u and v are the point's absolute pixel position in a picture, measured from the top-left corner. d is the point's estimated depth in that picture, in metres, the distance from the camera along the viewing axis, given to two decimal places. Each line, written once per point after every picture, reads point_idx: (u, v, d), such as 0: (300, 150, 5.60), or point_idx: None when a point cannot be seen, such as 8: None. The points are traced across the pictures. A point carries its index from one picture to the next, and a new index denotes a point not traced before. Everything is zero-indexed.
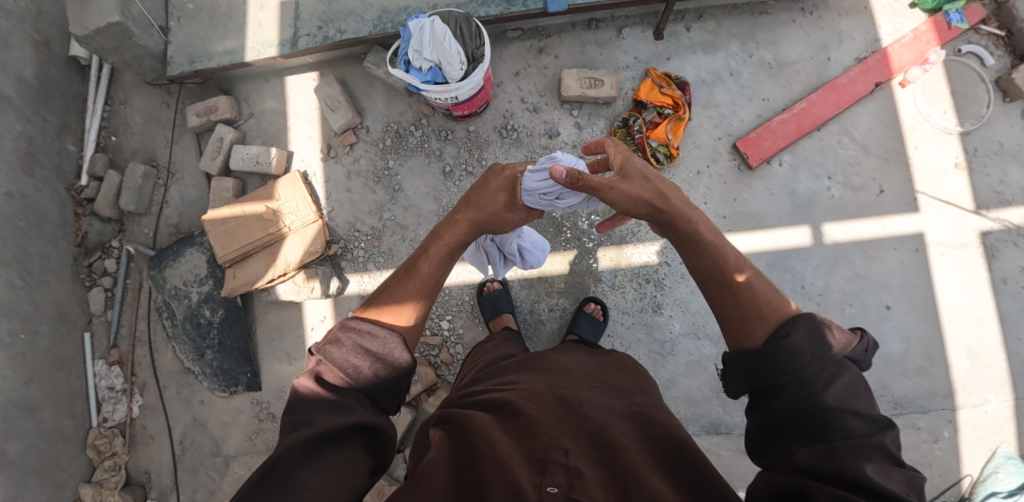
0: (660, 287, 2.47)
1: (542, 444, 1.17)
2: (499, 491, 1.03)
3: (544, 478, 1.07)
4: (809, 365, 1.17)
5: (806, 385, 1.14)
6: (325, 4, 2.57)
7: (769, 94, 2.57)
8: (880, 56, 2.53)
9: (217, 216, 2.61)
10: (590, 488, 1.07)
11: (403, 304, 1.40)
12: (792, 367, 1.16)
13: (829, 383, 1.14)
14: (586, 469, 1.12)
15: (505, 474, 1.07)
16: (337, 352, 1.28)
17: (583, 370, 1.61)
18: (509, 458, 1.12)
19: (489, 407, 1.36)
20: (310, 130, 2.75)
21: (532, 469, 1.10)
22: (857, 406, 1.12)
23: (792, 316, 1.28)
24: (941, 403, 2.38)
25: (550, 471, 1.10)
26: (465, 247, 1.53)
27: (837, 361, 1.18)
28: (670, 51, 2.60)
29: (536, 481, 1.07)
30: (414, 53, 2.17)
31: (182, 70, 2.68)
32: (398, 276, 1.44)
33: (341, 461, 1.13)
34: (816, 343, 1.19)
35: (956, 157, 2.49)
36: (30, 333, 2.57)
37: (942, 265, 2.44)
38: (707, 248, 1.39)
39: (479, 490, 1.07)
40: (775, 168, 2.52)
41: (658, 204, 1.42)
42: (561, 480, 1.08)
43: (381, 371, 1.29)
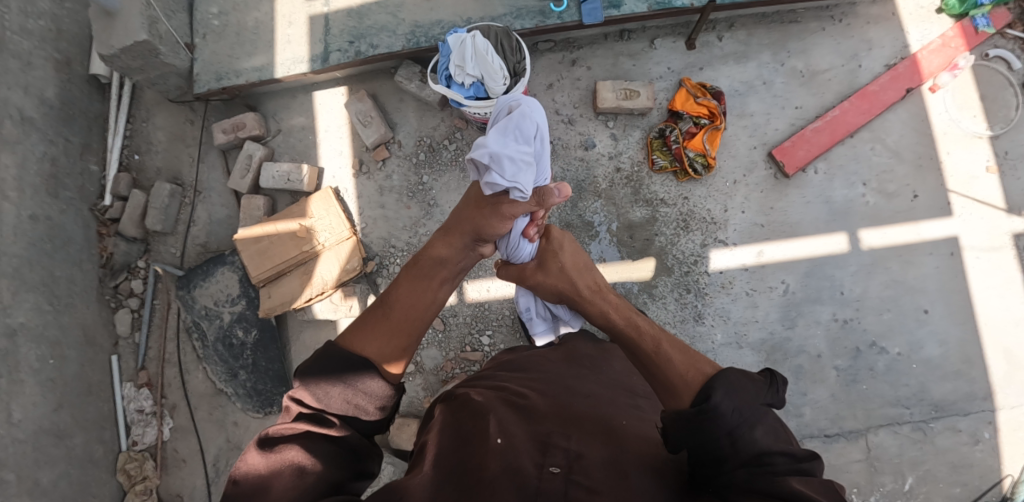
0: (700, 297, 2.48)
1: (547, 428, 1.20)
2: (500, 470, 1.07)
3: (547, 458, 1.11)
4: (730, 420, 1.09)
5: (732, 439, 1.07)
6: (356, 20, 2.55)
7: (802, 102, 2.59)
8: (910, 63, 2.56)
9: (249, 235, 2.59)
10: (587, 468, 1.10)
11: (379, 345, 1.21)
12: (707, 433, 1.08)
13: (750, 430, 1.08)
14: (590, 449, 1.15)
15: (508, 456, 1.10)
16: (314, 373, 1.13)
17: (587, 365, 1.65)
18: (514, 439, 1.15)
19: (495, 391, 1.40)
20: (341, 145, 2.72)
21: (534, 448, 1.14)
22: (779, 445, 1.07)
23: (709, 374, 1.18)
24: (981, 405, 2.40)
25: (553, 453, 1.13)
26: (445, 266, 1.39)
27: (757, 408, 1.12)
28: (702, 61, 2.62)
29: (538, 462, 1.10)
30: (456, 69, 2.16)
31: (209, 87, 2.65)
32: (374, 311, 1.28)
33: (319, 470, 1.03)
34: (736, 394, 1.11)
35: (987, 160, 2.52)
36: (59, 359, 2.51)
37: (977, 268, 2.47)
38: (610, 311, 1.45)
39: (477, 466, 1.10)
40: (810, 175, 2.54)
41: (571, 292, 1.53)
42: (561, 461, 1.11)
43: (357, 397, 1.13)
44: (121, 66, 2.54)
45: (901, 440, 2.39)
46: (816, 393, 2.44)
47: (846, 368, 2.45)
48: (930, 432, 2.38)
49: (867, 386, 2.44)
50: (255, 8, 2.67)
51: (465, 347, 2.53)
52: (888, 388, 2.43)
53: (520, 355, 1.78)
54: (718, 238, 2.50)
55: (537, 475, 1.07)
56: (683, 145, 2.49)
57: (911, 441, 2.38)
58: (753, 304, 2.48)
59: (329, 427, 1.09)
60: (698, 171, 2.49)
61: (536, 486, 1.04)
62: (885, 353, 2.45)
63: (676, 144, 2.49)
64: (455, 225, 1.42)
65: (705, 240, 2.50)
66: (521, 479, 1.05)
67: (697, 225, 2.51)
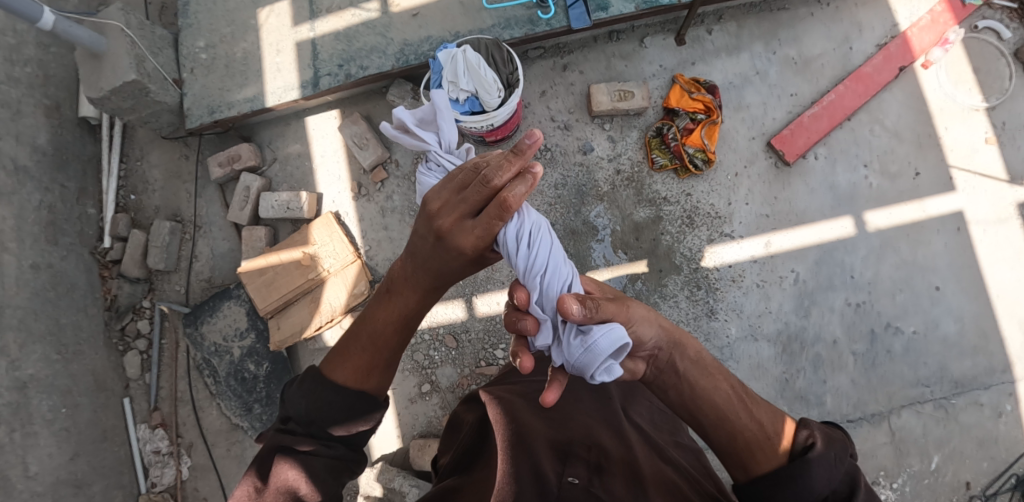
0: (712, 293, 2.46)
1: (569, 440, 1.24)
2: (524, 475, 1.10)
3: (569, 470, 1.13)
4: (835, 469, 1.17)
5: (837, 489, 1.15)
6: (344, 42, 2.54)
7: (797, 89, 2.60)
8: (900, 42, 2.56)
9: (253, 268, 2.58)
10: (610, 482, 1.12)
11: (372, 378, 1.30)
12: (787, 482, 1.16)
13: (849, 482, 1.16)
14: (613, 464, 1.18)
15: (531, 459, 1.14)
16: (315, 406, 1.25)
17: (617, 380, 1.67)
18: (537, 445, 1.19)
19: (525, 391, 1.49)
20: (338, 170, 2.71)
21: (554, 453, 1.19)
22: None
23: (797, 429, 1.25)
24: (1001, 378, 2.40)
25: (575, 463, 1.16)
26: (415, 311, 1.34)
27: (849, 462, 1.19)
28: (694, 56, 2.63)
29: (559, 471, 1.13)
30: (449, 85, 2.14)
31: (201, 121, 2.64)
32: (362, 340, 1.30)
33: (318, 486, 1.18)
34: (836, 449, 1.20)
35: (985, 132, 2.52)
36: (71, 407, 2.50)
37: (985, 242, 2.47)
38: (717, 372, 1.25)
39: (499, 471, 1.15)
40: (811, 162, 2.55)
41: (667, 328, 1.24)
42: (583, 471, 1.14)
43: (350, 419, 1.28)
44: (111, 107, 2.54)
45: (924, 420, 2.39)
46: (836, 380, 2.43)
47: (863, 352, 2.44)
48: (952, 409, 2.39)
49: (886, 368, 2.44)
50: (243, 39, 2.66)
51: (480, 362, 2.54)
52: (907, 369, 2.43)
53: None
54: (723, 232, 2.49)
55: (558, 485, 1.09)
56: (682, 142, 2.47)
57: (934, 419, 2.38)
58: (766, 296, 2.46)
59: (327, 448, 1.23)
60: (698, 166, 2.49)
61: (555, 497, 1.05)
62: (901, 334, 2.45)
63: (674, 141, 2.48)
64: (415, 249, 1.22)
65: (711, 235, 2.49)
66: (542, 484, 1.08)
67: (702, 221, 2.50)
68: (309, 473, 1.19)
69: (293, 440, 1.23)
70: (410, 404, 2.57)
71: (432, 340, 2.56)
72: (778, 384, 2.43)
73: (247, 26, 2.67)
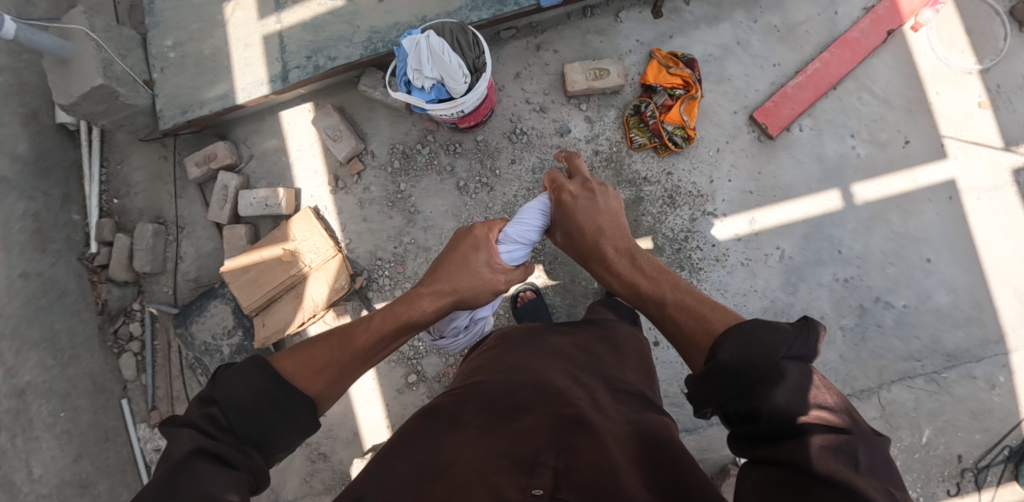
0: (696, 273, 2.41)
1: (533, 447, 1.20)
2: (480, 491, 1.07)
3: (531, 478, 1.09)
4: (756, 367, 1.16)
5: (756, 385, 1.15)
6: (312, 34, 2.49)
7: (781, 59, 2.51)
8: (888, 4, 2.46)
9: (236, 266, 2.56)
10: (573, 485, 1.09)
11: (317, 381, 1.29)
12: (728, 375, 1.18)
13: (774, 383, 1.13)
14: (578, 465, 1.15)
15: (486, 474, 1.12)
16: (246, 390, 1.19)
17: (584, 360, 1.65)
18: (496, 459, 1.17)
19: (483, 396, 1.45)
20: (316, 164, 2.69)
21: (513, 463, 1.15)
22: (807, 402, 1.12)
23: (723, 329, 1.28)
24: (994, 349, 2.36)
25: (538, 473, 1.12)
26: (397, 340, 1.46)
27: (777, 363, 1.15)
28: (672, 29, 2.53)
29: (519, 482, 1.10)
30: (414, 73, 2.07)
31: (175, 122, 2.61)
32: (337, 342, 1.36)
33: (217, 482, 1.05)
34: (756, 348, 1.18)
35: (979, 96, 2.44)
36: (71, 410, 2.56)
37: (978, 210, 2.41)
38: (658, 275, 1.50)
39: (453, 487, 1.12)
40: (796, 134, 2.46)
41: (601, 226, 1.62)
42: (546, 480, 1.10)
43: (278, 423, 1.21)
44: (83, 114, 2.53)
45: (915, 393, 2.36)
46: (825, 356, 2.39)
47: (853, 327, 2.39)
48: (944, 382, 2.35)
49: (877, 343, 2.39)
50: (211, 35, 2.62)
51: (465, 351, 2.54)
52: (899, 343, 2.38)
53: (533, 333, 1.80)
54: (707, 211, 2.43)
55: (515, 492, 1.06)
56: (661, 120, 2.41)
57: (927, 393, 2.35)
58: (752, 274, 2.41)
59: (242, 454, 1.15)
60: (678, 144, 2.41)
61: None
62: (892, 307, 2.39)
63: (653, 119, 2.41)
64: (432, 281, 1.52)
65: (694, 213, 2.43)
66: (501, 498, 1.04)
67: (685, 200, 2.44)
68: (227, 479, 1.07)
69: (213, 442, 1.11)
70: (399, 394, 2.60)
71: None
72: None
73: (215, 21, 2.62)
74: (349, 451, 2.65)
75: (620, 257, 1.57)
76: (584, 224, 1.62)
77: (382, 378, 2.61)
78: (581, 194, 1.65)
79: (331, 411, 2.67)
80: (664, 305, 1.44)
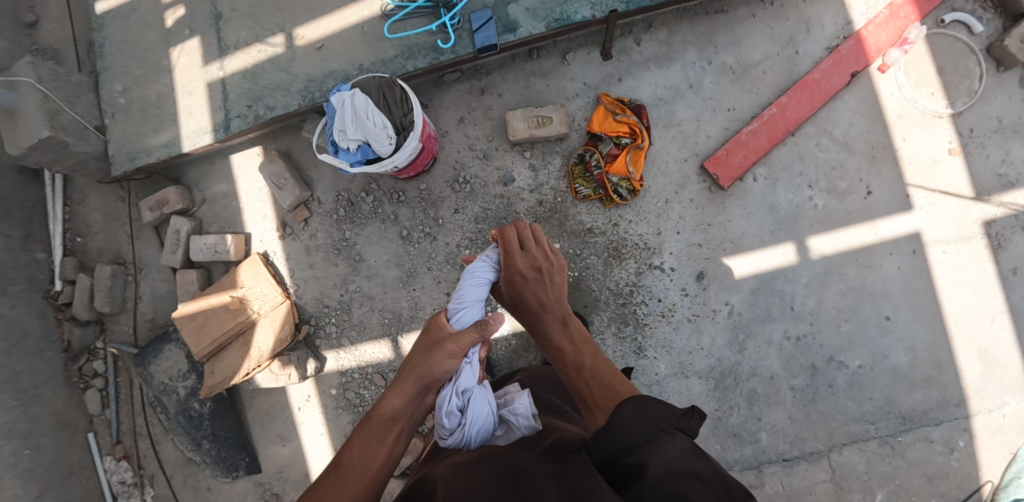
0: (640, 328, 2.34)
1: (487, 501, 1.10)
2: None
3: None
4: (630, 435, 1.09)
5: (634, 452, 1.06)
6: (250, 82, 2.47)
7: (734, 102, 2.36)
8: (854, 42, 2.29)
9: (184, 313, 2.56)
10: None
11: None
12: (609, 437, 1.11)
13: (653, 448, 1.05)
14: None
15: None
16: None
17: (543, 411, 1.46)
18: None
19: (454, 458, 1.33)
20: (264, 208, 2.68)
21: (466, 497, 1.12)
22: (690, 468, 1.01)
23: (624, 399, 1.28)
24: (954, 412, 2.23)
25: None
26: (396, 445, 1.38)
27: (658, 432, 1.08)
28: (621, 70, 2.41)
29: None
30: (339, 134, 2.04)
31: (124, 169, 2.63)
32: (331, 480, 1.29)
33: None
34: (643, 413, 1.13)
35: (949, 142, 2.28)
36: (34, 448, 2.65)
37: (944, 264, 2.26)
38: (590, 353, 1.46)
39: None
40: (749, 183, 2.34)
41: (554, 296, 1.56)
42: None
43: None
44: (35, 162, 2.55)
45: (868, 457, 2.25)
46: (773, 416, 2.29)
47: (803, 388, 2.29)
48: (898, 446, 2.24)
49: (828, 403, 2.29)
50: (157, 81, 2.61)
51: None
52: (851, 404, 2.28)
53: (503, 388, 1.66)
54: (653, 264, 2.34)
55: None
56: (606, 170, 2.31)
57: (880, 457, 2.24)
58: (697, 330, 2.33)
59: None
60: (623, 196, 2.32)
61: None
62: (845, 368, 2.28)
63: (597, 169, 2.32)
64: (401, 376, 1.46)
65: (639, 267, 2.35)
66: None
67: (630, 252, 2.35)
68: None
69: None
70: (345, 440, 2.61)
71: (362, 379, 2.58)
72: (710, 421, 2.31)
73: (160, 67, 2.61)
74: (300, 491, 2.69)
75: (555, 327, 1.53)
76: (535, 294, 1.55)
77: (330, 423, 2.63)
78: (525, 267, 1.56)
79: (282, 452, 2.70)
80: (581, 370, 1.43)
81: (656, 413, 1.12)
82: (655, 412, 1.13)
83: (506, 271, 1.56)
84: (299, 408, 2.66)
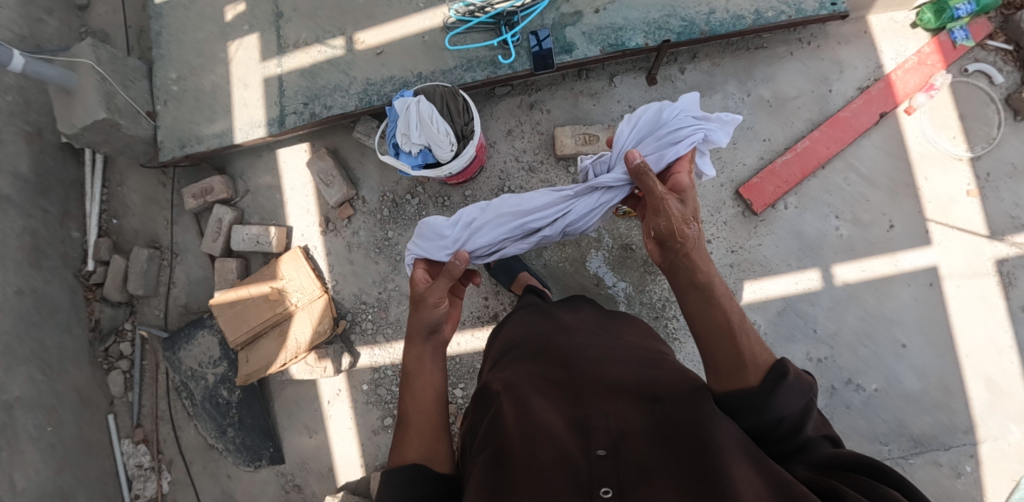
0: (671, 341, 2.45)
1: (585, 410, 1.26)
2: (552, 464, 1.12)
3: (591, 442, 1.16)
4: (786, 403, 1.22)
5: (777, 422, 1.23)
6: (308, 80, 2.56)
7: (770, 133, 2.50)
8: (883, 85, 2.45)
9: (223, 300, 2.62)
10: (633, 444, 1.16)
11: (416, 447, 1.38)
12: (768, 410, 1.21)
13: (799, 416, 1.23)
14: (631, 426, 1.20)
15: (556, 443, 1.16)
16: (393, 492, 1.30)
17: (614, 348, 1.61)
18: (554, 426, 1.21)
19: (535, 371, 1.48)
20: (307, 203, 2.74)
21: (577, 427, 1.22)
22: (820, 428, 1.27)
23: (767, 364, 1.28)
24: (961, 438, 2.34)
25: (595, 435, 1.19)
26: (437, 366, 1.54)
27: (804, 401, 1.25)
28: (664, 95, 2.53)
29: (585, 447, 1.15)
30: (402, 138, 2.15)
31: (173, 155, 2.67)
32: (407, 419, 1.44)
33: None
34: (797, 391, 1.24)
35: (967, 183, 2.43)
36: (56, 424, 2.63)
37: (958, 297, 2.40)
38: (735, 311, 1.35)
39: (519, 462, 1.16)
40: (780, 211, 2.46)
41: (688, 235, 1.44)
42: (606, 441, 1.16)
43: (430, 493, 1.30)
44: (85, 142, 2.59)
45: None
46: None
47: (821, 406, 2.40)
48: (908, 467, 2.34)
49: (843, 423, 2.40)
50: (212, 72, 2.67)
51: None
52: (865, 424, 2.39)
53: (561, 318, 1.84)
54: None
55: (586, 460, 1.12)
56: None
57: None
58: None
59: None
60: None
61: (589, 474, 1.09)
62: (861, 390, 2.40)
63: None
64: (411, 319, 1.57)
65: None
66: (570, 468, 1.11)
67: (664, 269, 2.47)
68: None
69: None
70: (373, 435, 2.66)
71: (395, 376, 2.64)
72: None
73: (216, 59, 2.68)
74: (322, 484, 2.72)
75: (706, 268, 1.40)
76: (697, 255, 1.42)
77: (358, 417, 2.68)
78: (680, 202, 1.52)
79: (308, 444, 2.74)
80: (725, 328, 1.32)
81: (801, 391, 1.24)
82: (801, 383, 1.25)
83: (673, 217, 1.44)
84: (328, 401, 2.71)
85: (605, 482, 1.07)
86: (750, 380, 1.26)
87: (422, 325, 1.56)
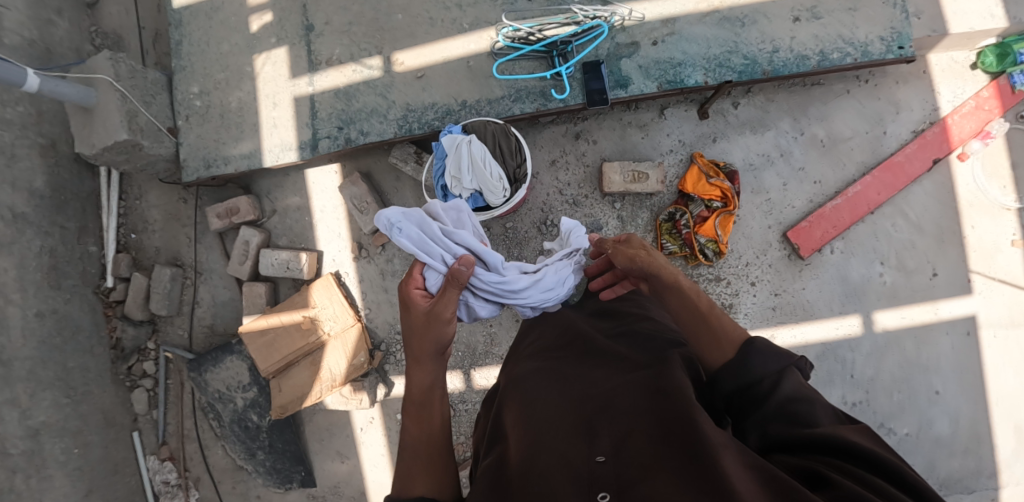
0: None
1: (586, 420, 1.15)
2: (553, 477, 1.02)
3: (594, 448, 1.05)
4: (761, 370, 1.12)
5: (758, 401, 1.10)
6: (343, 102, 2.42)
7: (820, 175, 2.44)
8: (939, 130, 2.39)
9: (253, 328, 2.55)
10: (635, 440, 1.03)
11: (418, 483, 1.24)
12: (742, 374, 1.14)
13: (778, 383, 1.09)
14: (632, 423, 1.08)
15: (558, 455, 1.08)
16: None
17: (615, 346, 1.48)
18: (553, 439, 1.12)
19: (531, 380, 1.38)
20: (338, 228, 2.65)
21: (578, 436, 1.11)
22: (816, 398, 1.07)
23: (742, 339, 1.21)
24: (985, 482, 2.41)
25: (599, 441, 1.07)
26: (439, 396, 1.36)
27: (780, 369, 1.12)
28: (715, 131, 2.46)
29: (587, 455, 1.04)
30: (453, 181, 2.06)
31: (198, 175, 2.54)
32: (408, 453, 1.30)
33: None
34: (772, 357, 1.14)
35: (1013, 233, 2.41)
36: (83, 446, 2.58)
37: (994, 347, 2.42)
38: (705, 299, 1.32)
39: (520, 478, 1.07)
40: (826, 256, 2.44)
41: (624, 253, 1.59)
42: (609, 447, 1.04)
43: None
44: (105, 161, 2.44)
45: None
46: None
47: None
48: None
49: None
50: (238, 88, 2.51)
51: None
52: None
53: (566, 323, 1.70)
54: None
55: (587, 468, 1.00)
56: (694, 231, 2.38)
57: None
58: None
59: None
60: (709, 257, 2.40)
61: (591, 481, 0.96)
62: (893, 434, 2.44)
63: (686, 228, 2.39)
64: (411, 344, 1.38)
65: None
66: (573, 478, 1.00)
67: None
68: None
69: None
70: None
71: None
72: None
73: (242, 73, 2.51)
74: None
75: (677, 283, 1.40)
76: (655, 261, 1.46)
77: (391, 445, 2.68)
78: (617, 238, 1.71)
79: (340, 469, 2.74)
80: (706, 321, 1.27)
81: (776, 353, 1.13)
82: (776, 349, 1.15)
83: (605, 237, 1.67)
84: (361, 428, 2.70)
85: (605, 486, 0.94)
86: (723, 357, 1.21)
87: (430, 345, 1.36)
